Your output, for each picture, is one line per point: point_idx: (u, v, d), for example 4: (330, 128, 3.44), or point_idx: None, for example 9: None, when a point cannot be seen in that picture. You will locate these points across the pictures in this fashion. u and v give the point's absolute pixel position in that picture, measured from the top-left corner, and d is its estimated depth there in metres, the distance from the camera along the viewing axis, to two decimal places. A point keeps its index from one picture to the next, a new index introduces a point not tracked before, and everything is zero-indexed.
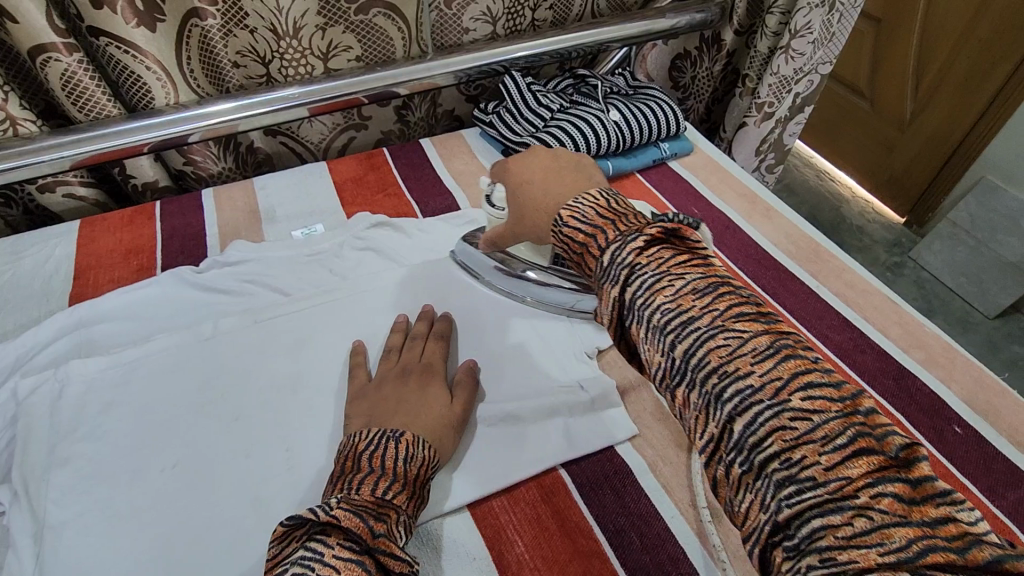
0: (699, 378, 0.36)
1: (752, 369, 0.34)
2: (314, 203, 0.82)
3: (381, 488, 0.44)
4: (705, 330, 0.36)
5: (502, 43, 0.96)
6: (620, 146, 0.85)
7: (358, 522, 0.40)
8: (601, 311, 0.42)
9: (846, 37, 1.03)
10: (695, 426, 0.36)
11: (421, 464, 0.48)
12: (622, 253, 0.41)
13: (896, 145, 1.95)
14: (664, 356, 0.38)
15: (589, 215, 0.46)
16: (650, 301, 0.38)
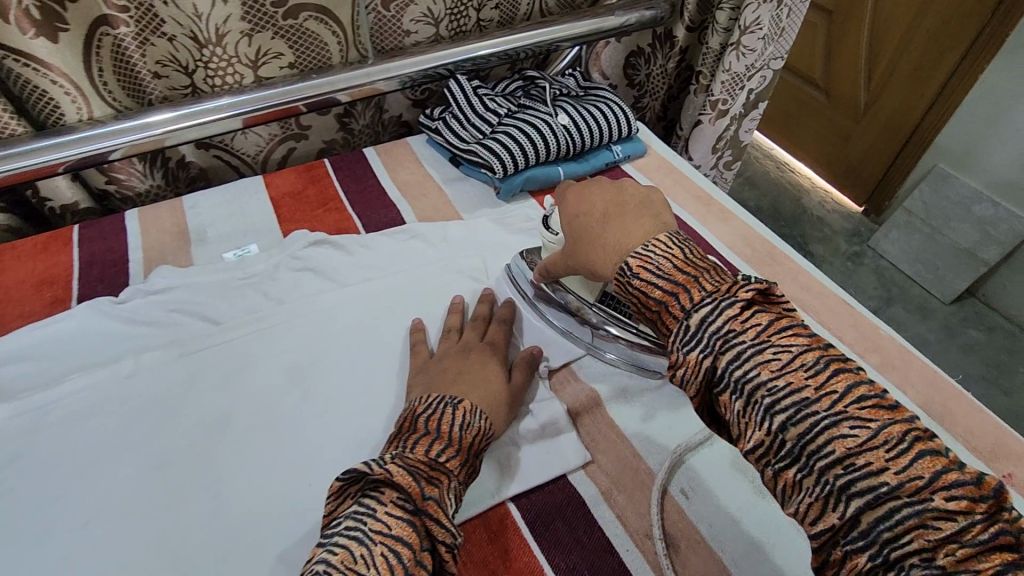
0: (818, 466, 0.36)
1: (886, 464, 0.34)
2: (249, 222, 0.77)
3: (435, 450, 0.46)
4: (823, 415, 0.36)
5: (446, 46, 0.92)
6: (570, 150, 0.82)
7: (410, 481, 0.43)
8: (685, 376, 0.42)
9: (795, 31, 1.02)
10: (806, 509, 0.37)
11: (478, 431, 0.50)
12: (714, 319, 0.41)
13: (851, 135, 1.97)
14: (768, 436, 0.38)
15: (666, 269, 0.45)
16: (752, 374, 0.39)
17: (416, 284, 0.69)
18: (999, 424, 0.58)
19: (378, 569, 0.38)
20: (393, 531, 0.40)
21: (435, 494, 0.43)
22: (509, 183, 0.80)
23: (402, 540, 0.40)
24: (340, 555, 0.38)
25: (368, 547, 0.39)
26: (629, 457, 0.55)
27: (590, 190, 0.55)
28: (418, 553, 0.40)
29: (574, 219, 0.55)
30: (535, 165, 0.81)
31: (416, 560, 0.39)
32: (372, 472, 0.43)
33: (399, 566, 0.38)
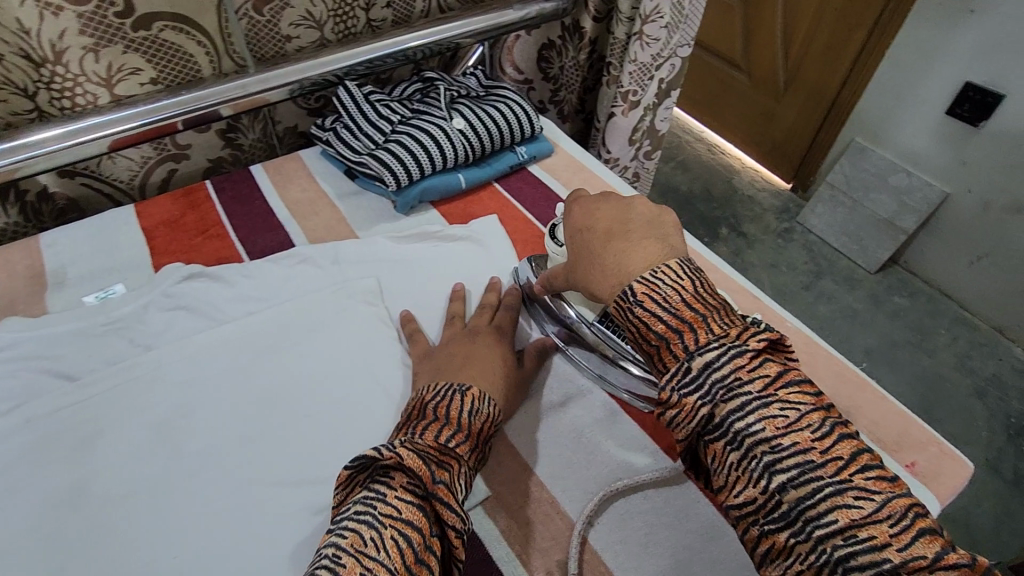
0: (816, 532, 0.37)
1: (888, 539, 0.35)
2: (116, 259, 0.69)
3: (445, 436, 0.47)
4: (826, 482, 0.37)
5: (333, 50, 0.86)
6: (470, 155, 0.78)
7: (421, 464, 0.43)
8: (680, 419, 0.43)
9: (698, 18, 1.01)
10: (794, 572, 0.38)
11: (485, 419, 0.50)
12: (722, 367, 0.41)
13: (774, 114, 2.00)
14: (760, 493, 0.39)
15: (674, 302, 0.45)
16: (758, 428, 0.40)
17: (302, 314, 0.63)
18: (901, 411, 0.58)
19: (388, 553, 0.38)
20: (401, 514, 0.40)
21: (446, 477, 0.43)
22: (406, 196, 0.75)
23: (412, 523, 0.40)
24: (348, 539, 0.38)
25: (377, 529, 0.39)
26: (532, 488, 0.52)
27: (596, 211, 0.55)
28: (427, 538, 0.40)
29: (576, 239, 0.54)
30: (433, 174, 0.77)
31: (425, 545, 0.39)
32: (381, 456, 0.43)
33: (409, 550, 0.38)
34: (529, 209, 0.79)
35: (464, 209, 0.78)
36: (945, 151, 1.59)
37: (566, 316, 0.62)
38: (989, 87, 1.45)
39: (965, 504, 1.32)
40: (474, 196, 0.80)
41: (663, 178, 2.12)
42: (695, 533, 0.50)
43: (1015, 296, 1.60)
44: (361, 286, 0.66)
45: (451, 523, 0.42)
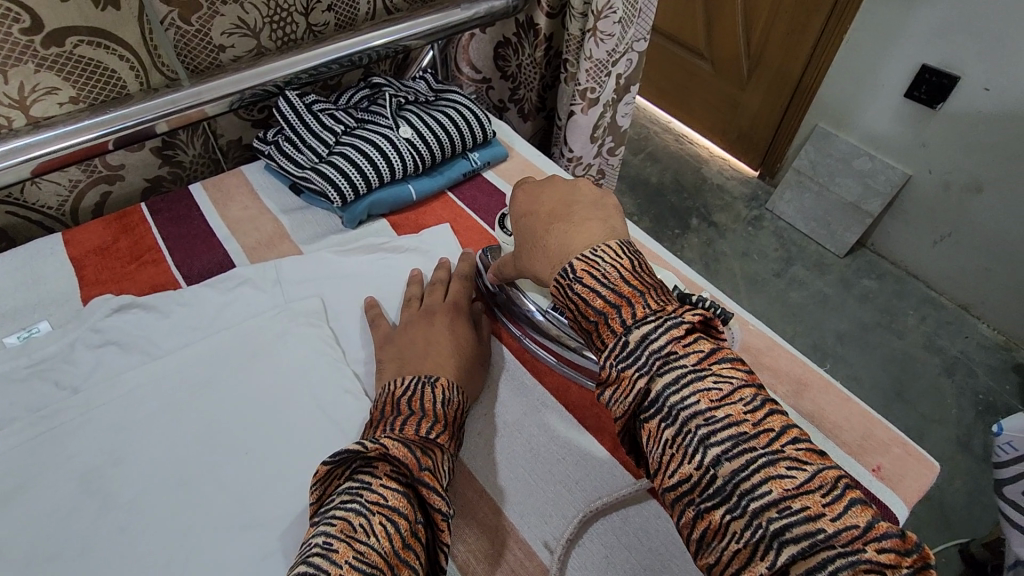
0: (752, 506, 0.35)
1: (822, 510, 0.34)
2: (41, 293, 0.65)
3: (424, 428, 0.47)
4: (759, 452, 0.36)
5: (271, 59, 0.82)
6: (419, 164, 0.75)
7: (405, 452, 0.43)
8: (618, 395, 0.42)
9: (652, 12, 0.98)
10: (730, 555, 0.35)
11: (456, 407, 0.52)
12: (658, 338, 0.41)
13: (739, 102, 2.00)
14: (696, 469, 0.37)
15: (612, 279, 0.45)
16: (691, 400, 0.39)
17: (243, 343, 0.60)
18: (867, 412, 0.57)
19: (377, 537, 0.37)
20: (389, 500, 0.40)
21: (430, 462, 0.44)
22: (353, 210, 0.72)
23: (399, 510, 0.40)
24: (337, 526, 0.38)
25: (368, 515, 0.38)
26: (489, 516, 0.50)
27: (540, 195, 0.57)
28: (415, 523, 0.40)
29: (521, 220, 0.56)
30: (381, 185, 0.74)
31: (412, 531, 0.40)
32: (366, 447, 0.43)
33: (397, 534, 0.38)
34: (485, 218, 0.76)
35: (417, 220, 0.75)
36: (905, 134, 1.60)
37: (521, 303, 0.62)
38: (944, 69, 1.46)
39: (938, 483, 1.34)
40: (427, 207, 0.77)
41: (633, 171, 2.11)
42: (657, 553, 0.48)
43: (977, 274, 1.63)
44: (306, 309, 0.63)
45: (437, 507, 0.42)
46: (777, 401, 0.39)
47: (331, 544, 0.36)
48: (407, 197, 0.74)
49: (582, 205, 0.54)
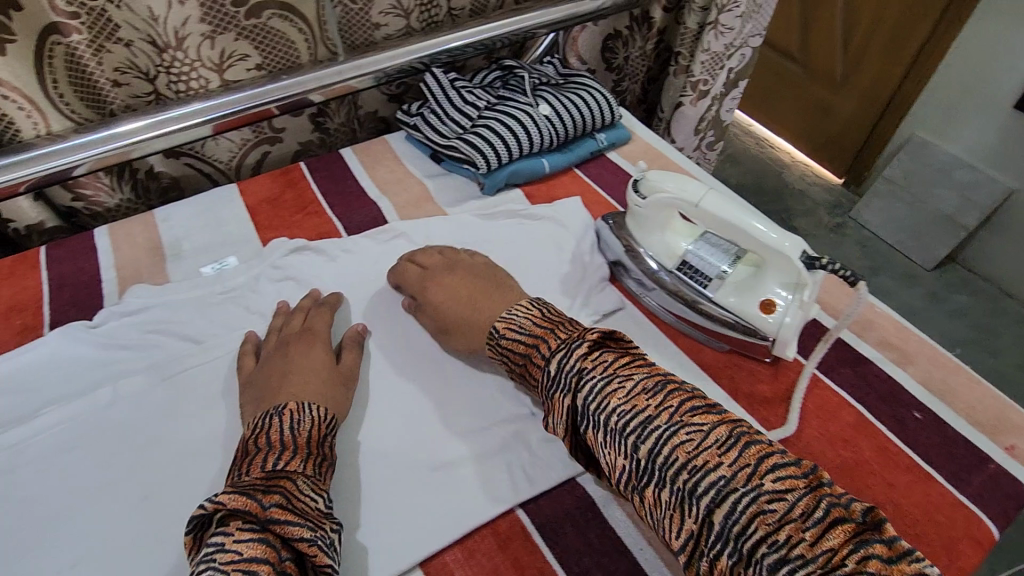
0: (669, 475, 0.41)
1: (721, 461, 0.40)
2: (226, 233, 0.74)
3: (272, 461, 0.46)
4: (660, 430, 0.43)
5: (418, 39, 0.89)
6: (554, 140, 0.81)
7: (245, 500, 0.42)
8: (557, 418, 0.48)
9: (773, 7, 1.01)
10: (670, 524, 0.41)
11: (311, 425, 0.50)
12: (569, 361, 0.48)
13: (830, 107, 1.96)
14: (626, 458, 0.43)
15: (527, 326, 0.54)
16: (604, 403, 0.45)
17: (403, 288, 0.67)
18: (999, 396, 0.58)
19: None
20: (243, 554, 0.39)
21: (282, 496, 0.43)
22: (493, 178, 0.78)
23: (255, 559, 0.39)
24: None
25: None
26: None
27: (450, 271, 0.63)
28: (279, 562, 0.40)
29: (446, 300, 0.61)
30: (519, 158, 0.79)
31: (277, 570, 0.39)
32: (206, 507, 0.41)
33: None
34: (612, 194, 0.80)
35: (548, 192, 0.81)
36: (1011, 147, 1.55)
37: (642, 261, 0.64)
38: None
39: None
40: (556, 181, 0.82)
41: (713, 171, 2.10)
42: None
43: None
44: None
45: (302, 537, 0.41)
46: (674, 384, 0.46)
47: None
48: (538, 171, 0.80)
49: (492, 282, 0.63)
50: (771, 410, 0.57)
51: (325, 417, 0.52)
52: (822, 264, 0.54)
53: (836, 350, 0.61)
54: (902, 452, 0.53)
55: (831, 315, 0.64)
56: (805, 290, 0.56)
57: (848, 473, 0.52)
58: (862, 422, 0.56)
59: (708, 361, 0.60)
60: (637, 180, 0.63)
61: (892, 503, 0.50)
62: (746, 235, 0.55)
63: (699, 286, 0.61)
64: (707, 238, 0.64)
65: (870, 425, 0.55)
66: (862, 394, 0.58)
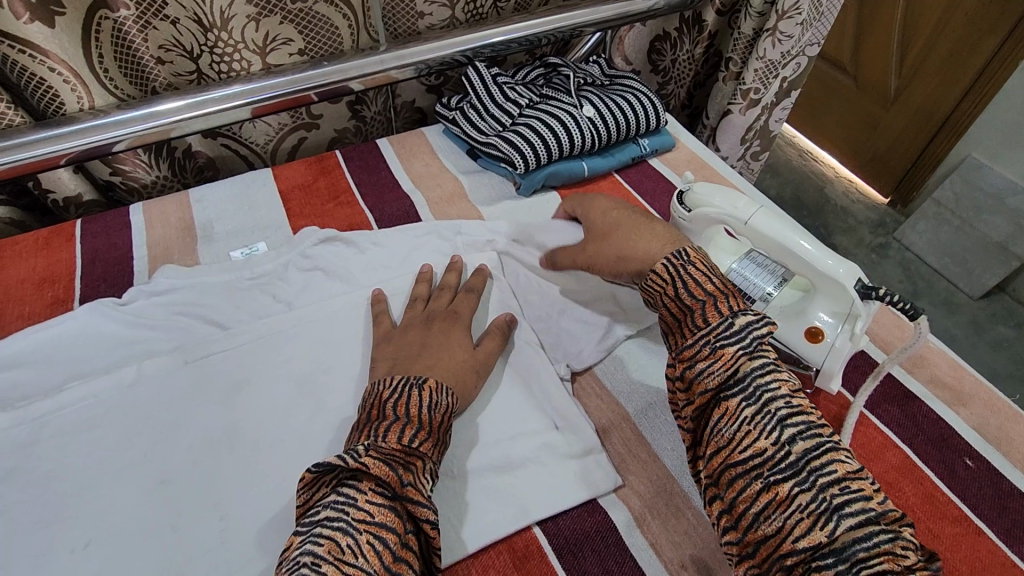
0: (819, 481, 0.38)
1: (874, 494, 0.38)
2: (258, 218, 0.73)
3: (408, 436, 0.45)
4: (825, 439, 0.41)
5: (462, 31, 0.87)
6: (596, 143, 0.78)
7: (387, 470, 0.42)
8: (713, 367, 0.44)
9: (834, 15, 0.95)
10: (791, 524, 0.38)
11: (444, 410, 0.49)
12: (757, 328, 0.45)
13: (879, 122, 1.85)
14: (774, 444, 0.41)
15: (717, 277, 0.50)
16: (776, 386, 0.43)
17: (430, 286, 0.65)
18: None
19: (366, 558, 0.37)
20: (376, 518, 0.40)
21: (415, 476, 0.43)
22: (531, 178, 0.76)
23: (386, 526, 0.40)
24: (326, 551, 0.37)
25: (357, 536, 0.38)
26: (659, 478, 0.52)
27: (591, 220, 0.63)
28: (404, 536, 0.40)
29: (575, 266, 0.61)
30: (559, 160, 0.77)
31: (402, 543, 0.40)
32: (351, 461, 0.41)
33: (387, 551, 0.38)
34: (650, 202, 0.77)
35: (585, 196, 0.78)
36: None
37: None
38: None
39: None
40: (595, 186, 0.80)
41: None
42: None
43: None
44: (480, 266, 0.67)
45: (427, 521, 0.42)
46: None
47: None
48: (576, 174, 0.77)
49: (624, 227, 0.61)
50: None
51: (453, 404, 0.51)
52: (878, 294, 0.49)
53: (882, 386, 0.58)
54: (951, 501, 0.50)
55: (882, 349, 0.61)
56: (858, 319, 0.52)
57: None
58: (908, 465, 0.52)
59: None
60: (683, 192, 0.61)
61: (938, 556, 0.47)
62: (796, 257, 0.52)
63: None
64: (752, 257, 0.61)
65: (916, 468, 0.52)
66: (909, 435, 0.54)
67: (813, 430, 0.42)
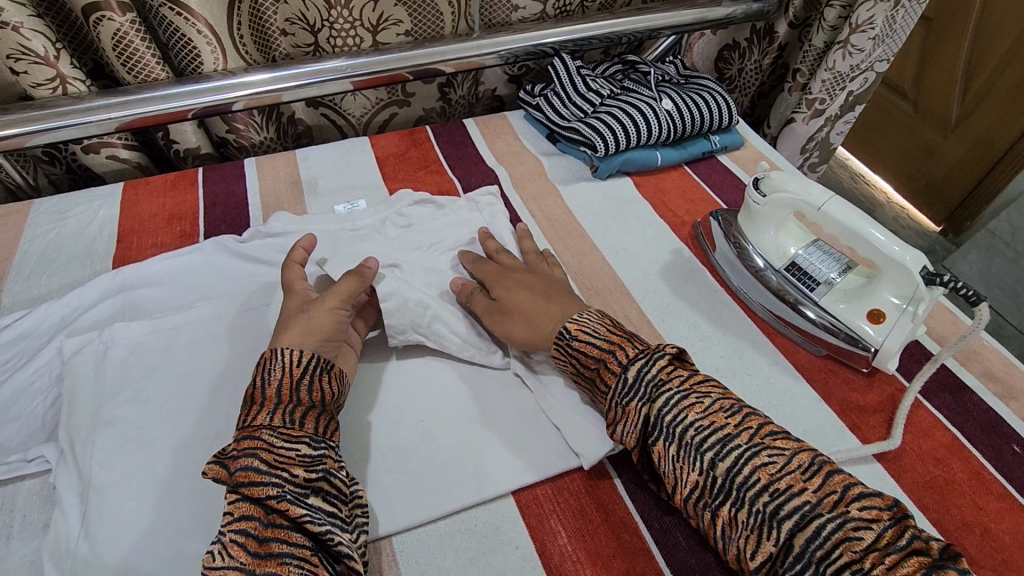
0: (749, 496, 0.42)
1: (805, 486, 0.41)
2: (357, 179, 0.81)
3: (245, 417, 0.46)
4: (744, 451, 0.44)
5: (550, 24, 0.93)
6: (670, 135, 0.84)
7: (214, 469, 0.43)
8: (627, 427, 0.49)
9: (908, 34, 0.99)
10: (745, 543, 0.42)
11: (282, 369, 0.49)
12: (649, 371, 0.49)
13: (936, 149, 1.80)
14: (704, 475, 0.45)
15: (602, 331, 0.54)
16: (682, 417, 0.46)
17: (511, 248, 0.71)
18: None
19: (228, 555, 0.39)
20: (233, 514, 0.41)
21: (251, 457, 0.43)
22: (608, 163, 0.82)
23: (242, 517, 0.41)
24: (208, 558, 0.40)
25: (220, 538, 0.40)
26: None
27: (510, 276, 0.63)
28: (267, 516, 0.41)
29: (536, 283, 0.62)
30: (634, 148, 0.83)
31: (265, 525, 0.41)
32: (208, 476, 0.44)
33: (247, 539, 0.40)
34: (717, 193, 0.82)
35: (657, 183, 0.83)
36: None
37: (749, 257, 0.66)
38: None
39: None
40: (665, 175, 0.85)
41: None
42: None
43: None
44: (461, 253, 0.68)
45: (269, 495, 0.41)
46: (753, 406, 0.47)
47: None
48: (650, 162, 0.83)
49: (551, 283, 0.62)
50: (866, 420, 0.57)
51: (297, 359, 0.50)
52: (941, 281, 0.54)
53: (935, 375, 0.61)
54: (996, 479, 0.53)
55: (936, 341, 0.64)
56: (921, 303, 0.56)
57: (936, 489, 0.52)
58: (956, 444, 0.55)
59: (808, 362, 0.62)
60: (759, 178, 0.66)
61: (980, 525, 0.50)
62: (865, 242, 0.57)
63: (806, 288, 0.63)
64: (818, 245, 0.66)
65: (964, 448, 0.55)
66: (958, 419, 0.57)
67: (731, 442, 0.45)
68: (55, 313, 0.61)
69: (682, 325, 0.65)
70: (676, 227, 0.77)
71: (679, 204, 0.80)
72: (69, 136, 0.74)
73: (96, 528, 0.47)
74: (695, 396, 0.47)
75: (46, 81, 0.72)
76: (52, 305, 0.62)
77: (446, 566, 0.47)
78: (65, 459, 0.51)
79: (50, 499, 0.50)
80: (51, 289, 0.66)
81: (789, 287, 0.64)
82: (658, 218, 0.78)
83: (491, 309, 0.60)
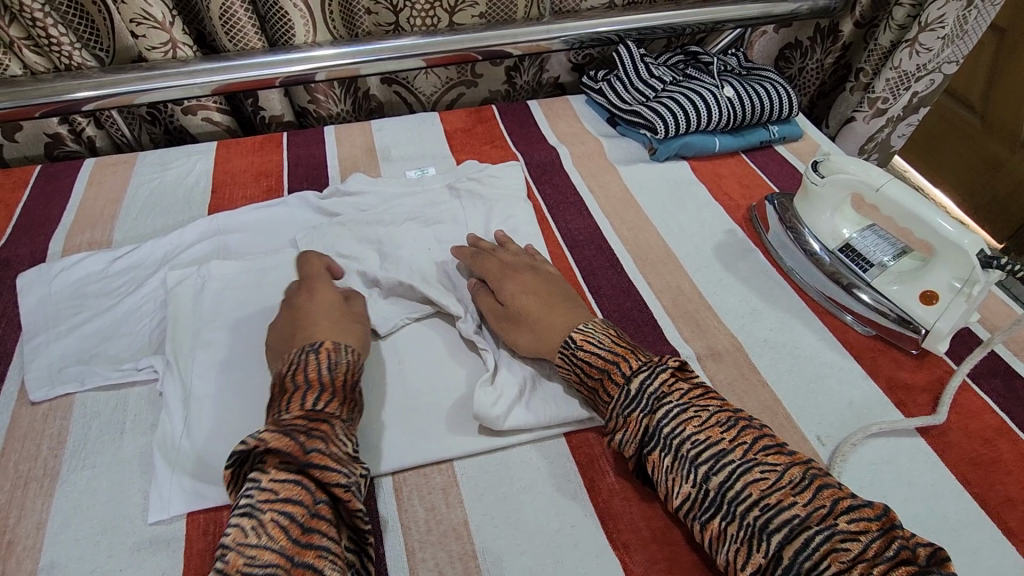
0: (740, 509, 0.42)
1: (795, 500, 0.41)
2: (425, 150, 0.86)
3: (311, 401, 0.48)
4: (736, 466, 0.44)
5: (617, 13, 0.97)
6: (730, 121, 0.86)
7: (287, 442, 0.43)
8: (625, 437, 0.49)
9: (978, 36, 0.98)
10: (735, 557, 0.42)
11: (346, 367, 0.52)
12: (651, 383, 0.49)
13: (1005, 164, 1.73)
14: (696, 487, 0.44)
15: (606, 342, 0.53)
16: (679, 430, 0.46)
17: None
18: None
19: (270, 536, 0.39)
20: (279, 494, 0.41)
21: (320, 441, 0.45)
22: (667, 145, 0.85)
23: (291, 500, 0.41)
24: (233, 535, 0.39)
25: (257, 516, 0.39)
26: (769, 402, 0.57)
27: (514, 274, 0.62)
28: (314, 505, 0.41)
29: (545, 292, 0.60)
30: (693, 132, 0.86)
31: (312, 514, 0.41)
32: (250, 443, 0.43)
33: (292, 525, 0.39)
34: (774, 180, 0.84)
35: (713, 167, 0.86)
36: None
37: (804, 240, 0.69)
38: None
39: None
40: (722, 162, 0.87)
41: None
42: (908, 475, 0.53)
43: None
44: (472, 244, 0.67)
45: (337, 483, 0.43)
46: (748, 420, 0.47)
47: (252, 555, 0.37)
48: (709, 147, 0.85)
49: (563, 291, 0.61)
50: (912, 397, 0.58)
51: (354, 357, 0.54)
52: (998, 263, 0.54)
53: (987, 361, 0.62)
54: None
55: (987, 328, 0.65)
56: (976, 285, 0.57)
57: (982, 466, 0.53)
58: (1004, 427, 0.56)
59: (858, 340, 0.63)
60: (818, 160, 0.69)
61: None
62: (919, 223, 0.58)
63: (860, 270, 0.65)
64: (874, 229, 0.68)
65: (1012, 432, 0.56)
66: (1008, 403, 0.58)
67: (724, 456, 0.45)
68: (160, 249, 0.69)
69: (733, 298, 0.67)
70: (730, 209, 0.79)
71: (734, 188, 0.82)
72: (172, 96, 0.81)
73: (197, 431, 0.53)
74: (694, 409, 0.47)
75: (160, 45, 0.80)
76: (158, 242, 0.69)
77: (502, 491, 0.51)
78: (170, 370, 0.57)
79: (157, 404, 0.56)
80: (155, 229, 0.73)
81: (841, 268, 0.66)
82: (714, 200, 0.80)
83: (498, 315, 0.60)
